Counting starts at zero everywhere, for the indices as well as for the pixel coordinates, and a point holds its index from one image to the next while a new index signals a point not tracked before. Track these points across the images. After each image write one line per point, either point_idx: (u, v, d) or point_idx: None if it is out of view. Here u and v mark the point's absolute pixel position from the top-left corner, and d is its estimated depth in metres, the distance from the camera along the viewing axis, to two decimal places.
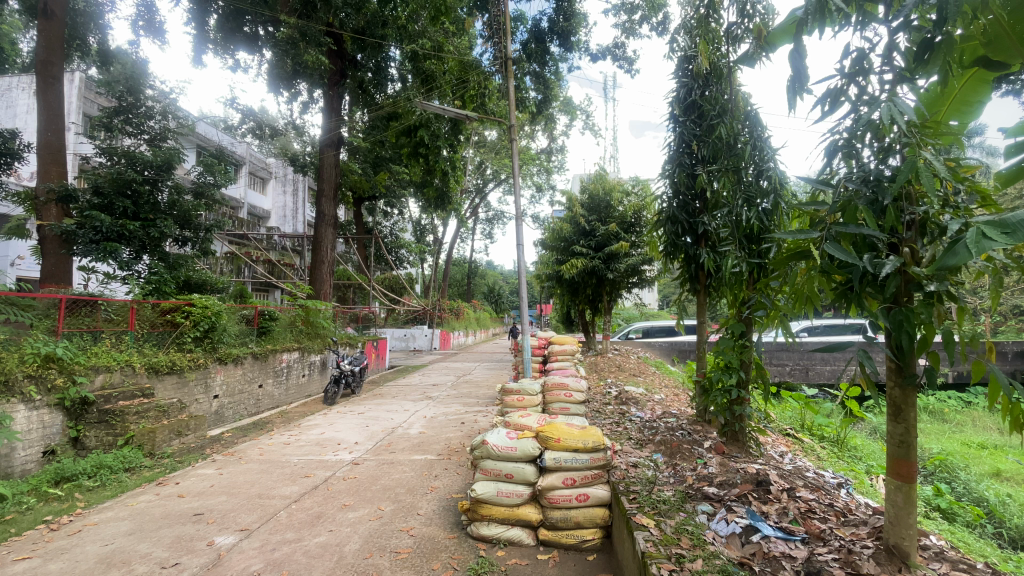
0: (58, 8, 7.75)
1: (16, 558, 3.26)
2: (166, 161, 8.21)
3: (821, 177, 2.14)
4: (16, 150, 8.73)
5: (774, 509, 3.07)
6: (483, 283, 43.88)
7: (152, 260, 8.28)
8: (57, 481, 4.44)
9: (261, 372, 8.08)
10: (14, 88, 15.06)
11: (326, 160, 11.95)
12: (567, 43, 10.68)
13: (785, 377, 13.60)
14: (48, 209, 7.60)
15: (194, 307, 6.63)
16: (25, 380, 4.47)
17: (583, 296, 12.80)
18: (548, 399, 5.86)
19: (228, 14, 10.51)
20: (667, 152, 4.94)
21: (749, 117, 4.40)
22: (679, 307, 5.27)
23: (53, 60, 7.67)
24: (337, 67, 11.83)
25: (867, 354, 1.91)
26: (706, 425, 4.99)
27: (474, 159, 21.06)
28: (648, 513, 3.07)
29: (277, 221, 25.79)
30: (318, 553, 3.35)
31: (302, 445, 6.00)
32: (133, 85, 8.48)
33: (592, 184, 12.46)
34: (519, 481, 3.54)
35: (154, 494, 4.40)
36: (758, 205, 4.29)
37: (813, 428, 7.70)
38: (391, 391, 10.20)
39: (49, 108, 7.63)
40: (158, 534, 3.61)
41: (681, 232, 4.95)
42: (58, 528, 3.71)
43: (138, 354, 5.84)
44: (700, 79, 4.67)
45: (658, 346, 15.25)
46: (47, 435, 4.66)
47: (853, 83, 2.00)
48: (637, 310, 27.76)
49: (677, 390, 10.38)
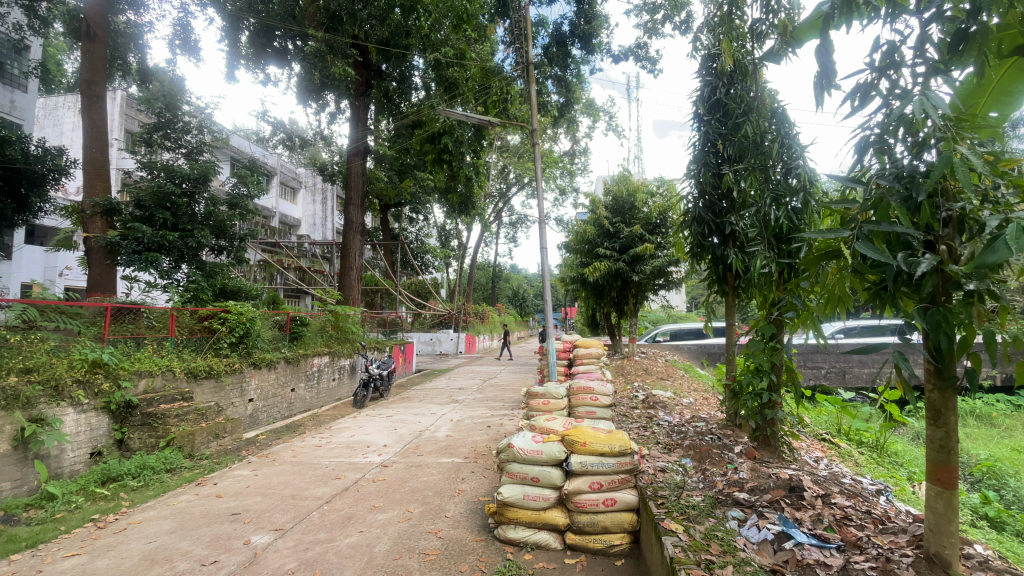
0: (101, 30, 8.13)
1: (66, 554, 3.43)
2: (202, 173, 8.62)
3: (853, 174, 2.08)
4: (64, 166, 9.25)
5: (808, 516, 3.00)
6: (508, 287, 44.23)
7: (190, 269, 8.62)
8: (103, 481, 4.68)
9: (293, 376, 8.32)
10: (61, 107, 15.99)
11: (353, 169, 12.21)
12: (589, 45, 10.68)
13: (821, 380, 13.19)
14: (93, 222, 7.96)
15: (229, 314, 6.86)
16: (74, 385, 4.71)
17: (608, 299, 12.73)
18: (574, 403, 5.82)
19: (259, 31, 10.95)
20: (692, 152, 4.89)
21: (776, 114, 4.28)
22: (708, 309, 5.18)
23: (96, 80, 8.06)
24: (363, 78, 12.11)
25: (904, 356, 1.84)
26: (737, 429, 4.89)
27: (498, 164, 21.26)
28: (676, 519, 3.03)
29: (307, 229, 26.52)
30: (350, 553, 3.43)
31: (333, 447, 6.15)
32: (171, 102, 8.89)
33: (615, 186, 12.38)
34: (545, 485, 3.56)
35: (193, 494, 4.58)
36: (788, 204, 4.16)
37: (850, 433, 7.46)
38: (418, 395, 10.35)
39: (93, 126, 8.02)
40: (198, 533, 3.76)
41: (708, 233, 4.87)
42: (105, 526, 3.90)
43: (178, 358, 6.09)
44: (724, 77, 4.65)
45: (687, 350, 14.98)
46: (95, 437, 4.90)
47: (884, 77, 1.94)
48: (664, 313, 27.40)
49: (707, 393, 10.17)
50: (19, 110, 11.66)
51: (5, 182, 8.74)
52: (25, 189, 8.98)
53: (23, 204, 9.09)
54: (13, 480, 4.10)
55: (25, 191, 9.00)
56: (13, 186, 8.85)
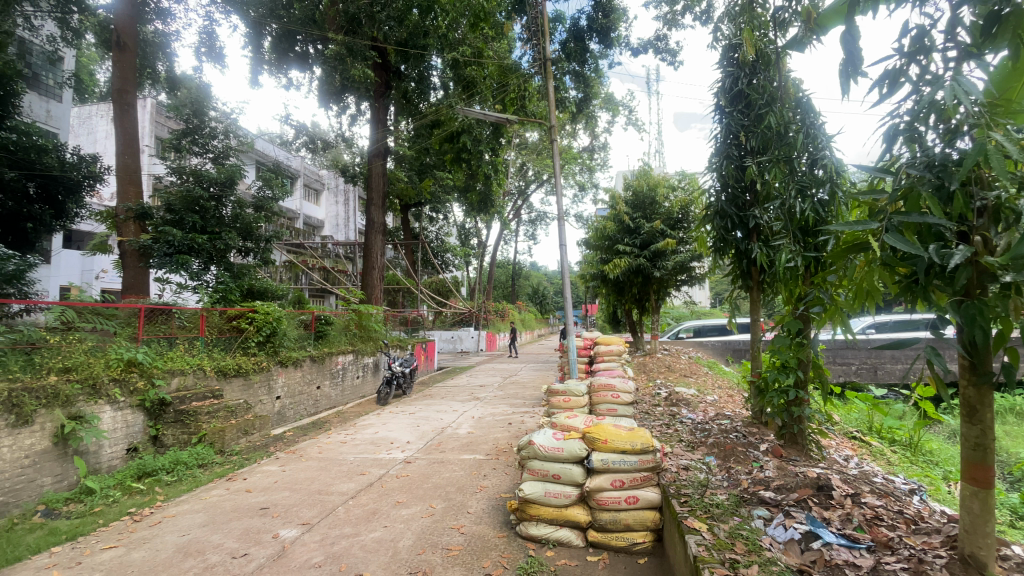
0: (130, 40, 8.39)
1: (105, 546, 3.58)
2: (229, 177, 8.88)
3: (882, 164, 2.01)
4: (98, 173, 9.62)
5: (837, 515, 2.93)
6: (527, 285, 44.30)
7: (218, 271, 8.89)
8: (139, 476, 4.86)
9: (319, 374, 8.50)
10: (94, 116, 16.61)
11: (374, 170, 12.37)
12: (607, 40, 10.59)
13: (851, 377, 12.84)
14: (127, 226, 8.23)
15: (257, 313, 7.05)
16: (110, 383, 4.90)
17: (629, 295, 12.62)
18: (595, 400, 5.78)
19: (281, 36, 11.17)
20: (713, 145, 4.82)
21: (801, 104, 4.17)
22: (732, 305, 5.10)
23: (127, 88, 8.32)
24: (382, 80, 12.30)
25: (937, 351, 1.78)
26: (763, 427, 4.80)
27: (517, 161, 21.26)
28: (699, 517, 2.99)
29: (330, 229, 27.03)
30: (374, 547, 3.50)
31: (358, 444, 6.26)
32: (198, 108, 9.17)
33: (636, 180, 12.25)
34: (567, 482, 3.55)
35: (225, 488, 4.74)
36: (813, 195, 4.04)
37: (882, 431, 7.24)
38: (440, 392, 10.46)
39: (125, 133, 8.29)
40: (229, 526, 3.88)
41: (732, 227, 4.79)
42: (141, 519, 4.06)
43: (208, 358, 6.29)
44: (747, 67, 4.58)
45: (711, 346, 14.75)
46: (131, 433, 5.09)
47: (914, 62, 1.87)
48: (687, 310, 27.01)
49: (732, 391, 10.00)
50: (55, 119, 12.18)
51: (44, 189, 9.17)
52: (62, 196, 9.39)
53: (60, 210, 9.51)
54: (54, 475, 4.30)
55: (62, 198, 9.42)
56: (51, 193, 9.27)
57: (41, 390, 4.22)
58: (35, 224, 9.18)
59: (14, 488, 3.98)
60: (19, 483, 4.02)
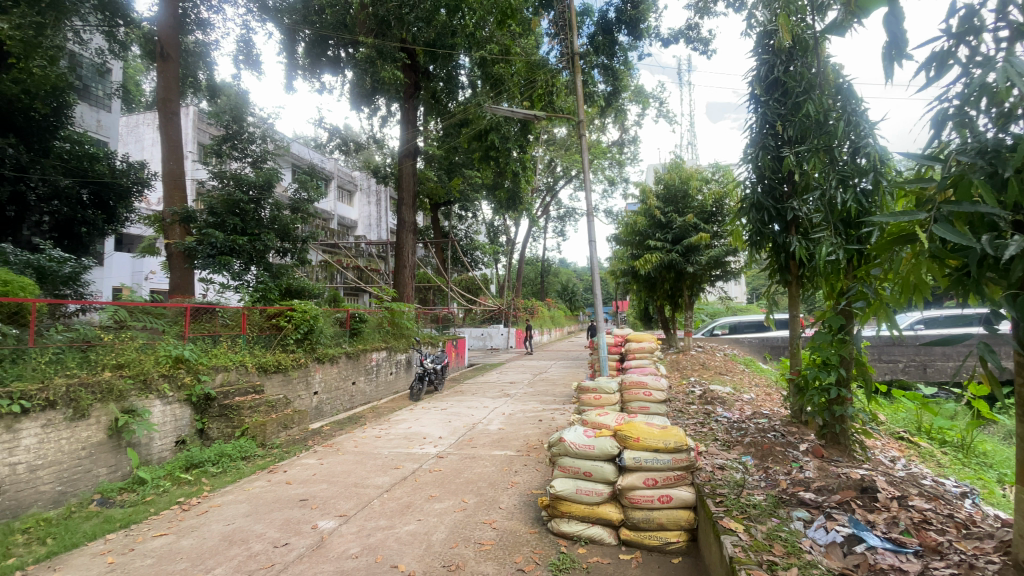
0: (173, 51, 8.78)
1: (156, 534, 3.79)
2: (266, 180, 9.19)
3: (929, 152, 1.92)
4: (145, 179, 10.10)
5: (881, 518, 2.83)
6: (557, 282, 44.20)
7: (258, 271, 9.24)
8: (187, 467, 5.11)
9: (354, 370, 8.73)
10: (142, 124, 17.48)
11: (404, 170, 12.56)
12: (637, 31, 10.42)
13: (898, 375, 12.28)
14: (173, 229, 8.69)
15: (295, 312, 7.28)
16: (160, 379, 5.17)
17: (660, 292, 12.40)
18: (627, 398, 5.72)
19: (313, 41, 11.53)
20: (748, 135, 4.68)
21: (841, 90, 4.03)
22: (769, 300, 4.96)
23: (171, 97, 8.70)
24: (412, 80, 12.40)
25: (990, 347, 1.68)
26: (803, 427, 4.65)
27: (545, 157, 21.20)
28: (735, 517, 2.93)
29: (363, 229, 27.65)
30: (409, 540, 3.58)
31: (392, 438, 6.40)
32: (238, 114, 9.56)
33: (667, 174, 12.02)
34: (598, 480, 3.53)
35: (266, 480, 4.94)
36: (855, 185, 3.87)
37: (931, 431, 6.92)
38: (471, 388, 10.56)
39: (170, 140, 8.68)
40: (270, 516, 4.04)
41: (769, 220, 4.64)
42: (189, 509, 4.27)
43: (249, 354, 6.55)
44: (783, 53, 4.42)
45: (748, 343, 14.36)
46: (179, 426, 5.36)
47: (962, 44, 1.77)
48: (723, 306, 26.34)
49: (770, 389, 9.70)
50: (106, 128, 12.86)
51: (96, 196, 9.71)
52: (113, 202, 9.91)
53: (112, 215, 10.05)
54: (109, 466, 4.58)
55: (113, 204, 9.93)
56: (103, 199, 9.80)
57: (97, 386, 4.48)
58: (89, 228, 9.82)
59: (72, 478, 4.26)
60: (77, 473, 4.30)
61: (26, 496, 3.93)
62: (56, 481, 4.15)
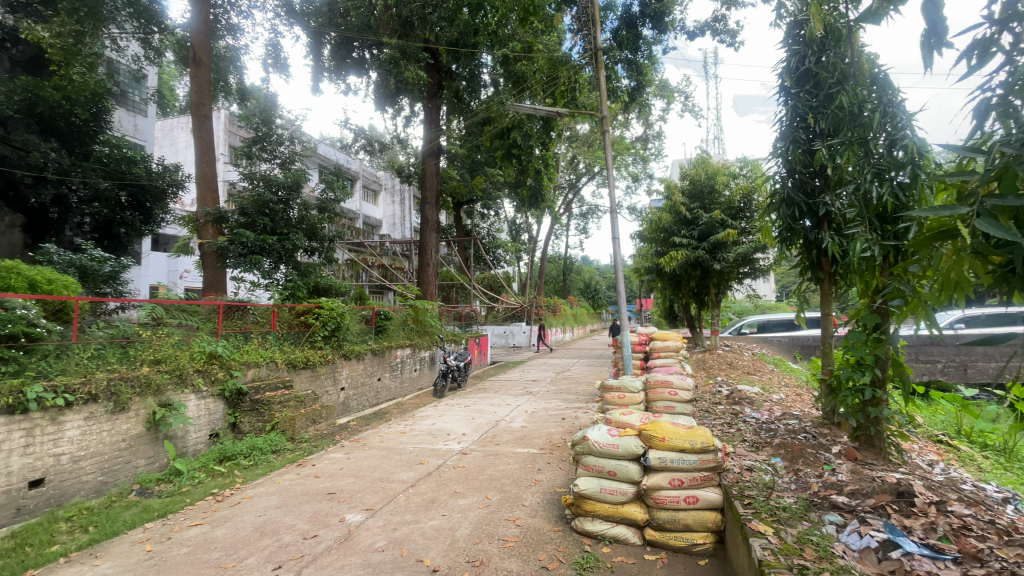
0: (205, 56, 9.05)
1: (192, 523, 3.94)
2: (295, 180, 9.42)
3: (971, 143, 1.85)
4: (180, 180, 10.46)
5: (918, 524, 2.73)
6: (579, 279, 43.98)
7: (287, 269, 9.49)
8: (221, 459, 5.29)
9: (379, 367, 8.86)
10: (176, 128, 18.07)
11: (428, 169, 12.67)
12: (661, 25, 10.27)
13: (936, 376, 11.80)
14: (206, 229, 8.94)
15: (322, 309, 7.46)
16: (195, 374, 5.36)
17: (686, 290, 12.21)
18: (651, 398, 5.65)
19: (339, 43, 11.77)
20: (778, 129, 4.55)
21: (876, 81, 3.83)
22: (800, 298, 4.83)
23: (203, 101, 8.97)
24: (434, 80, 12.49)
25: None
26: (835, 428, 4.51)
27: (568, 154, 21.10)
28: (765, 520, 2.88)
29: (387, 228, 28.02)
30: (434, 534, 3.62)
31: (416, 434, 6.49)
32: (266, 117, 9.82)
33: (693, 169, 11.82)
34: (622, 479, 3.50)
35: (295, 473, 5.07)
36: (892, 178, 3.73)
37: (972, 435, 6.64)
38: (494, 386, 10.59)
39: (203, 143, 8.95)
40: (299, 509, 4.15)
41: (799, 215, 4.52)
42: (223, 500, 4.42)
43: (279, 351, 6.73)
44: (815, 44, 4.29)
45: (777, 343, 14.01)
46: (212, 420, 5.55)
47: (1006, 31, 1.68)
48: (751, 304, 25.75)
49: (800, 390, 9.45)
50: (142, 133, 13.35)
51: (134, 198, 10.09)
52: (149, 203, 10.29)
53: (148, 215, 10.44)
54: (147, 458, 4.77)
55: (149, 205, 10.32)
56: (140, 201, 10.18)
57: (136, 380, 4.68)
58: (127, 229, 10.20)
59: (113, 469, 4.46)
60: (117, 464, 4.49)
61: (70, 486, 4.13)
62: (98, 471, 4.35)
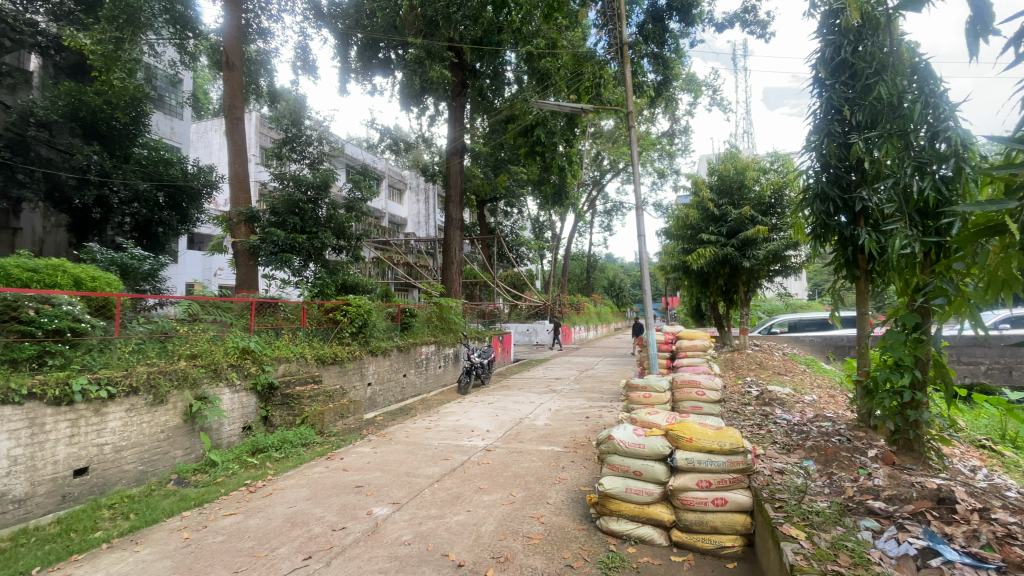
0: (237, 59, 9.30)
1: (227, 513, 4.08)
2: (323, 180, 9.63)
3: (1019, 135, 1.76)
4: (214, 181, 10.82)
5: (960, 531, 2.62)
6: (603, 277, 43.59)
7: (316, 267, 9.72)
8: (253, 451, 5.46)
9: (405, 363, 8.99)
10: (210, 131, 18.66)
11: (452, 168, 12.74)
12: (689, 17, 10.06)
13: (979, 379, 11.28)
14: (239, 228, 9.22)
15: (350, 306, 7.62)
16: (229, 368, 5.54)
17: (714, 287, 11.98)
18: (678, 398, 5.57)
19: (365, 44, 11.99)
20: (812, 122, 4.41)
21: (917, 70, 3.71)
22: (834, 297, 4.67)
23: (235, 104, 9.21)
24: (459, 79, 12.55)
25: None
26: (871, 431, 4.36)
27: (592, 151, 20.93)
28: (797, 524, 2.80)
29: (412, 227, 28.32)
30: (459, 530, 3.66)
31: (441, 430, 6.56)
32: (296, 118, 10.08)
33: (721, 164, 11.57)
34: (649, 480, 3.47)
35: (324, 466, 5.19)
36: (934, 172, 3.58)
37: (1019, 440, 6.32)
38: (517, 383, 10.62)
39: (235, 145, 9.20)
40: (328, 501, 4.25)
41: (834, 211, 4.37)
42: (255, 491, 4.57)
43: (309, 347, 6.90)
44: (851, 33, 4.14)
45: (809, 343, 13.61)
46: (245, 413, 5.74)
47: None
48: (781, 303, 25.04)
49: (833, 391, 9.16)
50: (179, 135, 13.83)
51: (171, 199, 10.50)
52: (185, 203, 10.69)
53: (184, 215, 10.85)
54: (184, 448, 4.97)
55: (185, 205, 10.73)
56: (177, 201, 10.59)
57: (173, 373, 4.86)
58: (165, 228, 10.61)
59: (152, 459, 4.65)
60: (156, 454, 4.69)
61: (112, 474, 4.32)
62: (138, 461, 4.54)
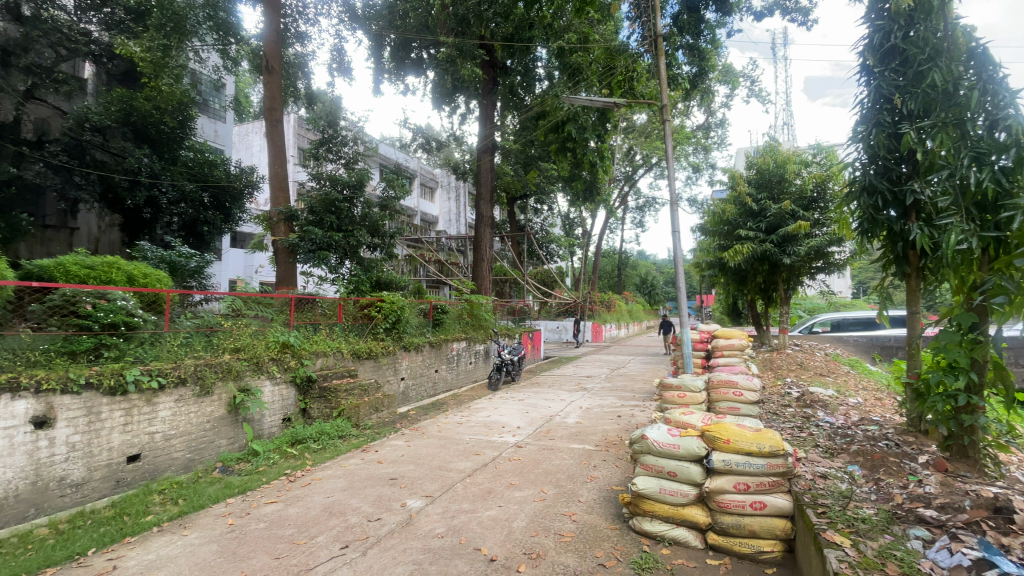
0: (276, 63, 9.59)
1: (268, 501, 4.25)
2: (358, 179, 9.86)
3: None
4: (255, 182, 11.28)
5: (1018, 543, 2.45)
6: (635, 274, 42.89)
7: (352, 265, 9.95)
8: (293, 442, 5.66)
9: (436, 359, 9.11)
10: (251, 133, 19.39)
11: (483, 166, 12.82)
12: (725, 7, 9.77)
13: None
14: (279, 226, 9.54)
15: (384, 303, 7.81)
16: (270, 362, 5.77)
17: (751, 285, 11.62)
18: (714, 398, 5.44)
19: (398, 44, 12.13)
20: (858, 112, 4.21)
21: (974, 56, 3.51)
22: (882, 294, 4.46)
23: (275, 106, 9.51)
24: (490, 76, 12.57)
25: None
26: (922, 436, 4.15)
27: (624, 146, 20.63)
28: (841, 531, 2.70)
29: (443, 224, 28.60)
30: (490, 524, 3.70)
31: (473, 425, 6.63)
32: (332, 119, 10.35)
33: (760, 158, 11.21)
34: (684, 481, 3.40)
35: (360, 458, 5.33)
36: (993, 163, 3.37)
37: None
38: (547, 380, 10.60)
39: (275, 146, 9.51)
40: (364, 492, 4.36)
41: (883, 205, 4.16)
42: (295, 480, 4.73)
43: (345, 341, 7.12)
44: (902, 18, 3.92)
45: (853, 343, 13.06)
46: (285, 406, 5.95)
47: None
48: (824, 302, 24.01)
49: (880, 394, 8.74)
50: (222, 138, 14.41)
51: (215, 199, 10.98)
52: (229, 203, 11.19)
53: (228, 214, 11.35)
54: (228, 438, 5.20)
55: (229, 205, 11.23)
56: (221, 201, 11.08)
57: (218, 366, 5.08)
58: (210, 227, 11.10)
59: (199, 448, 4.89)
60: (202, 443, 4.92)
61: (162, 461, 4.56)
62: (186, 449, 4.78)
